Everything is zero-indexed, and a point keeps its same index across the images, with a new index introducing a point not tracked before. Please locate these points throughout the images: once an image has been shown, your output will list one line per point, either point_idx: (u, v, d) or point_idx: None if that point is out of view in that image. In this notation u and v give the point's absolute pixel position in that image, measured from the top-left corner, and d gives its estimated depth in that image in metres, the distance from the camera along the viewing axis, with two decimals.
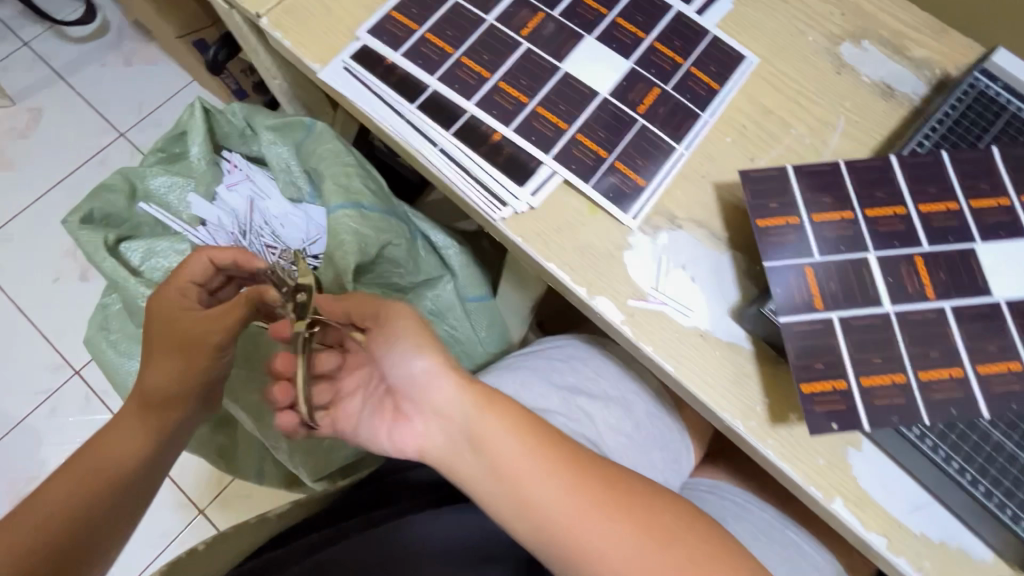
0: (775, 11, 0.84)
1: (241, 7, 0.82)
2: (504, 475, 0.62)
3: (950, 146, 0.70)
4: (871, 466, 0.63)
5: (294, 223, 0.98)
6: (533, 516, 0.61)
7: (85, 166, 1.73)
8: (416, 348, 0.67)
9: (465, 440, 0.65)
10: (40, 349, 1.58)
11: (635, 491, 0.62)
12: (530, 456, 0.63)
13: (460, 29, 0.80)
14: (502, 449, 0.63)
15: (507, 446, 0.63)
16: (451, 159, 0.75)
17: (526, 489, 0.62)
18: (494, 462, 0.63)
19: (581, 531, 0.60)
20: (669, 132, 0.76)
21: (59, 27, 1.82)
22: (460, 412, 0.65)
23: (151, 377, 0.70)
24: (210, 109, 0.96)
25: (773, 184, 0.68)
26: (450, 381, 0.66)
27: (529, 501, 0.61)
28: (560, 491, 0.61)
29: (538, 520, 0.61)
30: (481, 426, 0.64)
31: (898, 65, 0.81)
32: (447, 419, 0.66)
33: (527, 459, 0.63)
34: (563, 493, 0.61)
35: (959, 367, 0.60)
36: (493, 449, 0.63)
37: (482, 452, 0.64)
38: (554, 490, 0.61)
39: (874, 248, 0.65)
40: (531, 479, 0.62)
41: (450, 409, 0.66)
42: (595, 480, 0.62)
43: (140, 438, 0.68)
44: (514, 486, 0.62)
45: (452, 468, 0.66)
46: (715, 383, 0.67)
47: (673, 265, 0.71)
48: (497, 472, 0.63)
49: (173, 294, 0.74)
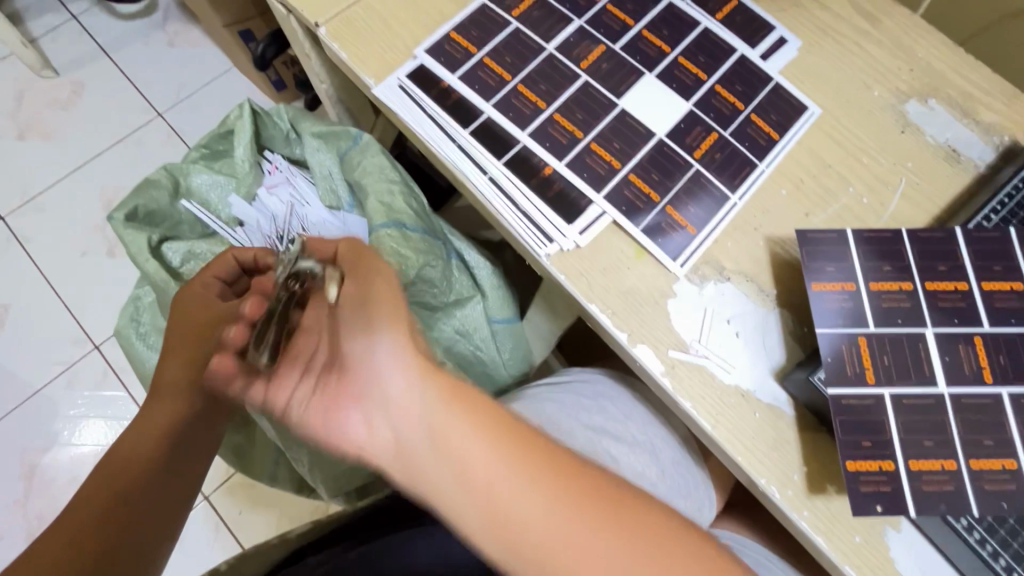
0: (842, 62, 0.82)
1: (301, 15, 0.82)
2: (472, 481, 0.56)
3: (1018, 223, 0.68)
4: (910, 549, 0.61)
5: (330, 230, 0.96)
6: (509, 526, 0.56)
7: (122, 143, 1.74)
8: (375, 319, 0.57)
9: (424, 440, 0.56)
10: (63, 322, 1.59)
11: (623, 502, 0.60)
12: (494, 453, 0.57)
13: (519, 55, 0.79)
14: (467, 453, 0.56)
15: (476, 451, 0.56)
16: (500, 189, 0.74)
17: (501, 498, 0.56)
18: (456, 463, 0.56)
19: (559, 540, 0.56)
20: (724, 179, 0.75)
21: (109, 3, 1.84)
22: (420, 406, 0.56)
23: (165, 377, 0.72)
24: (259, 110, 0.96)
25: (830, 247, 0.66)
26: (403, 366, 0.57)
27: (502, 508, 0.56)
28: (536, 498, 0.57)
29: (507, 528, 0.56)
30: (443, 423, 0.56)
31: (966, 129, 0.79)
32: (403, 413, 0.57)
33: (493, 451, 0.57)
34: (535, 496, 0.57)
35: (1013, 458, 0.58)
36: (455, 446, 0.56)
37: (445, 453, 0.56)
38: (529, 493, 0.57)
39: (932, 324, 0.62)
40: (500, 480, 0.56)
41: (408, 402, 0.57)
42: (572, 479, 0.59)
43: (153, 440, 0.67)
44: (484, 495, 0.56)
45: (406, 470, 0.57)
46: (754, 447, 0.65)
47: (718, 319, 0.69)
48: (465, 479, 0.56)
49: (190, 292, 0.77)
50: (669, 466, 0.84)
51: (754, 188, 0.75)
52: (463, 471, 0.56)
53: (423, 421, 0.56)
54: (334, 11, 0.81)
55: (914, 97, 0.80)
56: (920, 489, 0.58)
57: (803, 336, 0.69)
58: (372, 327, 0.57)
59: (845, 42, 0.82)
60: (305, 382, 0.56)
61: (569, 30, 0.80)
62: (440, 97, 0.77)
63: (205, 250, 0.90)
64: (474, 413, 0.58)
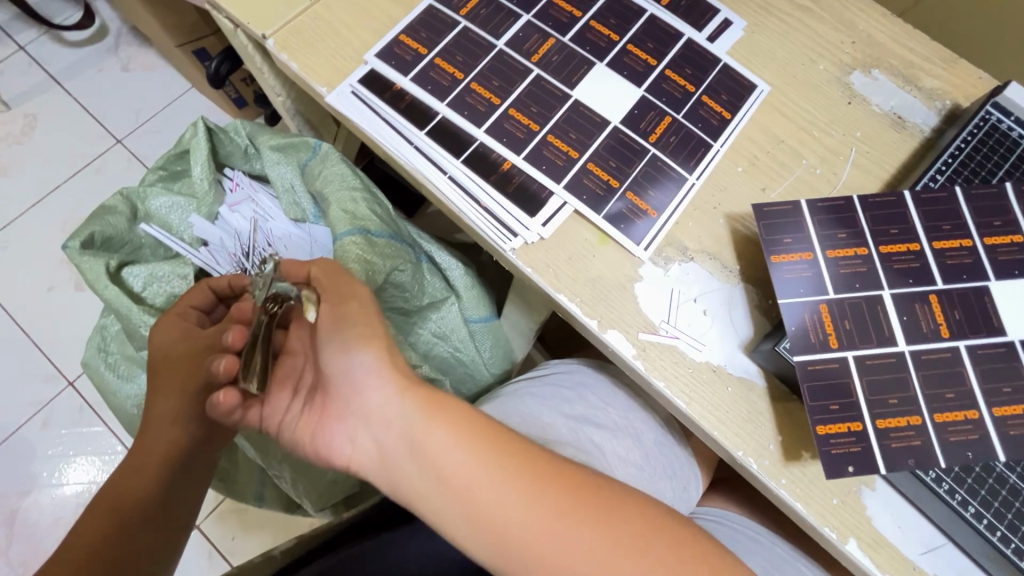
0: (786, 39, 0.83)
1: (247, 28, 0.81)
2: (454, 487, 0.56)
3: (963, 182, 0.70)
4: (885, 506, 0.63)
5: (296, 242, 0.97)
6: (491, 527, 0.56)
7: (81, 173, 1.70)
8: (354, 339, 0.59)
9: (407, 451, 0.57)
10: (34, 360, 1.55)
11: (608, 497, 0.59)
12: (474, 458, 0.57)
13: (470, 53, 0.79)
14: (447, 460, 0.57)
15: (456, 458, 0.57)
16: (461, 187, 0.74)
17: (481, 501, 0.56)
18: (437, 470, 0.57)
19: (541, 539, 0.56)
20: (681, 162, 0.76)
21: (57, 31, 1.80)
22: (400, 418, 0.58)
23: (151, 416, 0.68)
24: (214, 127, 0.94)
25: (786, 219, 0.67)
26: (382, 381, 0.58)
27: (484, 511, 0.56)
28: (517, 498, 0.57)
29: (490, 531, 0.56)
30: (424, 433, 0.57)
31: (910, 95, 0.81)
32: (384, 426, 0.58)
33: (473, 455, 0.57)
34: (517, 497, 0.57)
35: (975, 409, 0.60)
36: (436, 455, 0.57)
37: (426, 462, 0.57)
38: (510, 495, 0.57)
39: (889, 286, 0.64)
40: (481, 483, 0.57)
41: (388, 415, 0.58)
42: (554, 480, 0.58)
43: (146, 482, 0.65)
44: (466, 499, 0.56)
45: (392, 482, 0.58)
46: (728, 421, 0.66)
47: (685, 298, 0.70)
48: (448, 486, 0.57)
49: (169, 323, 0.73)
50: (653, 449, 0.85)
51: (711, 168, 0.76)
52: (443, 477, 0.57)
53: (405, 434, 0.57)
54: (280, 22, 0.80)
55: (857, 68, 0.82)
56: (889, 447, 0.59)
57: (768, 309, 0.70)
58: (352, 347, 0.59)
59: (787, 19, 0.84)
60: (294, 400, 0.62)
61: (517, 25, 0.80)
62: (394, 100, 0.77)
63: (167, 272, 0.88)
64: (453, 420, 0.59)
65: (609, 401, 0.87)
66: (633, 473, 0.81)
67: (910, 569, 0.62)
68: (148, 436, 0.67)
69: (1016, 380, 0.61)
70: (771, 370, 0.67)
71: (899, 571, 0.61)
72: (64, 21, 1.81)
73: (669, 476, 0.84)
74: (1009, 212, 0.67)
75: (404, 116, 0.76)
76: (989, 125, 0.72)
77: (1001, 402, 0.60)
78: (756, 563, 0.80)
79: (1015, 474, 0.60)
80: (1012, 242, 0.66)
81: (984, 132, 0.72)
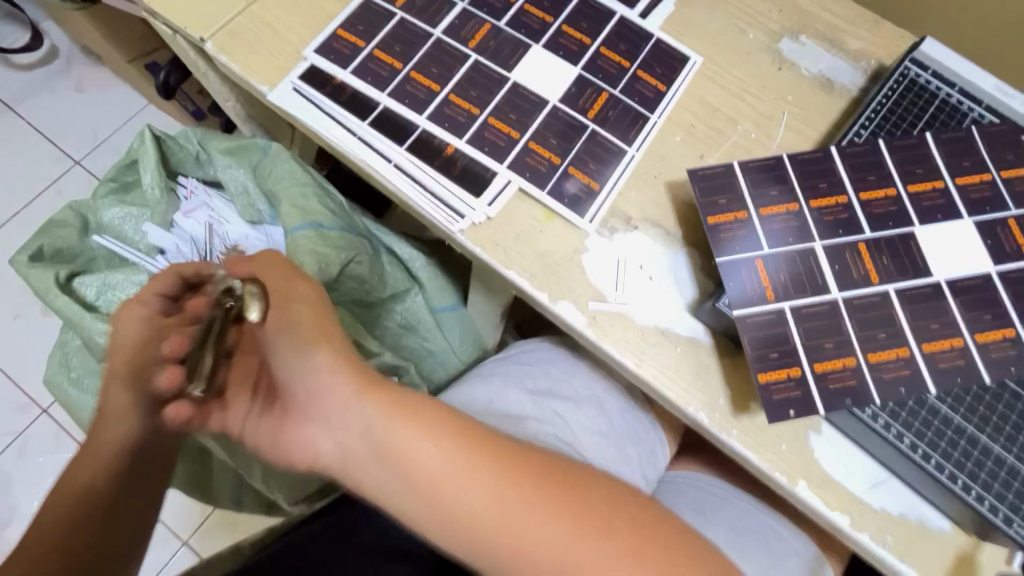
0: (716, 11, 0.86)
1: (184, 33, 0.81)
2: (419, 485, 0.52)
3: (886, 135, 0.73)
4: (830, 446, 0.66)
5: (253, 242, 0.95)
6: (458, 524, 0.51)
7: (40, 197, 1.68)
8: (306, 337, 0.57)
9: (366, 451, 0.54)
10: (4, 390, 1.52)
11: (588, 484, 0.54)
12: (438, 452, 0.53)
13: (407, 43, 0.80)
14: (413, 458, 0.53)
15: (421, 454, 0.53)
16: (407, 174, 0.75)
17: (450, 498, 0.52)
18: (398, 467, 0.53)
19: (512, 536, 0.51)
20: (620, 135, 0.78)
21: (4, 55, 1.77)
22: (359, 418, 0.54)
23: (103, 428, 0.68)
24: (162, 136, 0.95)
25: (720, 182, 0.70)
26: (337, 380, 0.55)
27: (450, 508, 0.52)
28: (484, 493, 0.52)
29: (458, 530, 0.52)
30: (385, 431, 0.53)
31: (836, 58, 0.84)
32: (343, 427, 0.54)
33: (437, 450, 0.53)
34: (485, 492, 0.52)
35: (905, 347, 0.63)
36: (396, 452, 0.53)
37: (386, 460, 0.53)
38: (481, 490, 0.52)
39: (820, 238, 0.67)
40: (445, 480, 0.52)
41: (346, 416, 0.54)
42: (527, 471, 0.53)
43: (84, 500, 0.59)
44: (432, 496, 0.52)
45: (359, 485, 0.54)
46: (679, 379, 0.68)
47: (631, 266, 0.72)
48: (415, 485, 0.52)
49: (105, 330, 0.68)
50: (619, 418, 0.87)
51: (650, 139, 0.78)
52: (405, 474, 0.53)
53: (363, 432, 0.54)
54: (217, 24, 0.81)
55: (785, 35, 0.85)
56: (827, 389, 0.62)
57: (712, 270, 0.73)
58: (302, 347, 0.56)
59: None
60: (255, 404, 0.59)
61: (453, 13, 0.82)
62: (336, 94, 0.78)
63: (120, 280, 0.88)
64: (415, 415, 0.54)
65: (574, 375, 0.89)
66: (601, 442, 0.83)
67: (858, 504, 0.65)
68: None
69: (943, 317, 0.64)
70: (717, 327, 0.69)
71: (848, 507, 0.64)
72: (10, 44, 1.78)
73: (635, 443, 0.87)
74: (929, 160, 0.70)
75: (346, 109, 0.77)
76: (907, 80, 0.76)
77: (930, 339, 0.63)
78: (724, 519, 0.83)
79: (946, 406, 0.63)
80: (933, 187, 0.69)
81: (904, 87, 0.76)
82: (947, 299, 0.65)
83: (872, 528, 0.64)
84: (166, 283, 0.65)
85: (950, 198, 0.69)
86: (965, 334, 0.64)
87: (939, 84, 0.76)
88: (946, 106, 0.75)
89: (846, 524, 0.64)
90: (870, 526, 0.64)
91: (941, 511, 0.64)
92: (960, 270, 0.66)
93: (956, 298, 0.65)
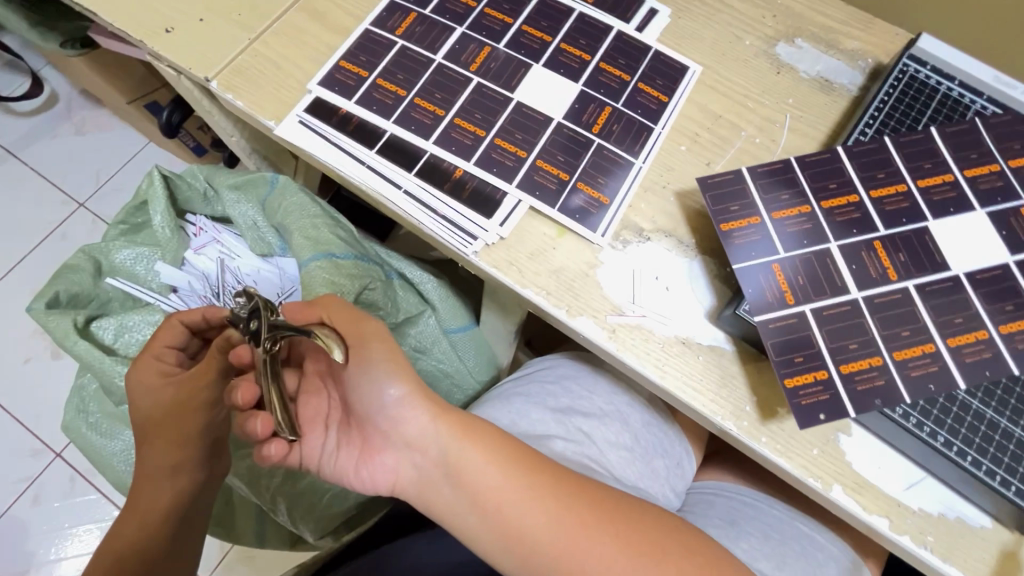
0: (711, 20, 0.87)
1: (190, 73, 0.82)
2: (483, 504, 0.59)
3: (891, 132, 0.74)
4: (862, 447, 0.65)
5: (265, 275, 0.98)
6: (519, 542, 0.57)
7: (47, 241, 1.69)
8: (392, 366, 0.61)
9: (442, 473, 0.61)
10: (17, 436, 1.51)
11: (625, 508, 0.60)
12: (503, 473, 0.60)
13: (411, 73, 0.81)
14: (480, 480, 0.59)
15: (486, 475, 0.59)
16: (417, 199, 0.76)
17: (508, 515, 0.58)
18: (468, 484, 0.59)
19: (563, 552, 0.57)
20: (626, 147, 0.78)
21: (6, 103, 1.79)
22: (434, 442, 0.61)
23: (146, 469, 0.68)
24: (170, 176, 0.94)
25: (731, 188, 0.70)
26: (417, 408, 0.61)
27: (511, 528, 0.58)
28: (544, 514, 0.58)
29: (513, 544, 0.57)
30: (457, 453, 0.60)
31: (834, 59, 0.85)
32: (420, 450, 0.61)
33: (502, 472, 0.60)
34: (542, 513, 0.58)
35: (931, 342, 0.63)
36: (468, 469, 0.60)
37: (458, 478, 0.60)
38: (537, 513, 0.58)
39: (835, 238, 0.67)
40: (509, 500, 0.58)
41: (423, 440, 0.61)
42: (577, 492, 0.60)
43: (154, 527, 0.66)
44: (495, 516, 0.58)
45: (427, 500, 0.61)
46: (704, 389, 0.67)
47: (647, 278, 0.72)
48: (479, 502, 0.59)
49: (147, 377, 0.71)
50: (641, 430, 0.86)
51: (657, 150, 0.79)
52: (472, 490, 0.59)
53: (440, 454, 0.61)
54: (222, 63, 0.82)
55: (782, 39, 0.86)
56: (855, 390, 0.62)
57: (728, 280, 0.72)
58: (375, 372, 0.60)
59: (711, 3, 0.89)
60: (329, 436, 0.64)
61: (453, 38, 0.83)
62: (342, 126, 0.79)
63: (137, 321, 0.88)
64: (482, 439, 0.61)
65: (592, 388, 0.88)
66: (626, 457, 0.82)
67: (895, 506, 0.64)
68: (151, 490, 0.68)
69: (966, 310, 0.64)
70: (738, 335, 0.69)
71: (885, 510, 0.63)
72: (12, 92, 1.81)
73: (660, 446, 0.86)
74: (937, 155, 0.71)
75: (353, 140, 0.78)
76: (907, 75, 0.76)
77: (954, 333, 0.63)
78: (757, 528, 0.81)
79: (976, 399, 0.62)
80: (944, 181, 0.69)
81: (904, 83, 0.76)
82: (968, 292, 0.65)
83: (912, 530, 0.63)
84: (173, 335, 0.73)
85: (962, 191, 0.69)
86: (989, 327, 0.63)
87: (939, 78, 0.76)
88: (948, 99, 0.75)
89: (885, 527, 0.63)
90: (909, 528, 0.63)
91: (980, 508, 0.63)
92: (979, 262, 0.66)
93: (977, 290, 0.65)
